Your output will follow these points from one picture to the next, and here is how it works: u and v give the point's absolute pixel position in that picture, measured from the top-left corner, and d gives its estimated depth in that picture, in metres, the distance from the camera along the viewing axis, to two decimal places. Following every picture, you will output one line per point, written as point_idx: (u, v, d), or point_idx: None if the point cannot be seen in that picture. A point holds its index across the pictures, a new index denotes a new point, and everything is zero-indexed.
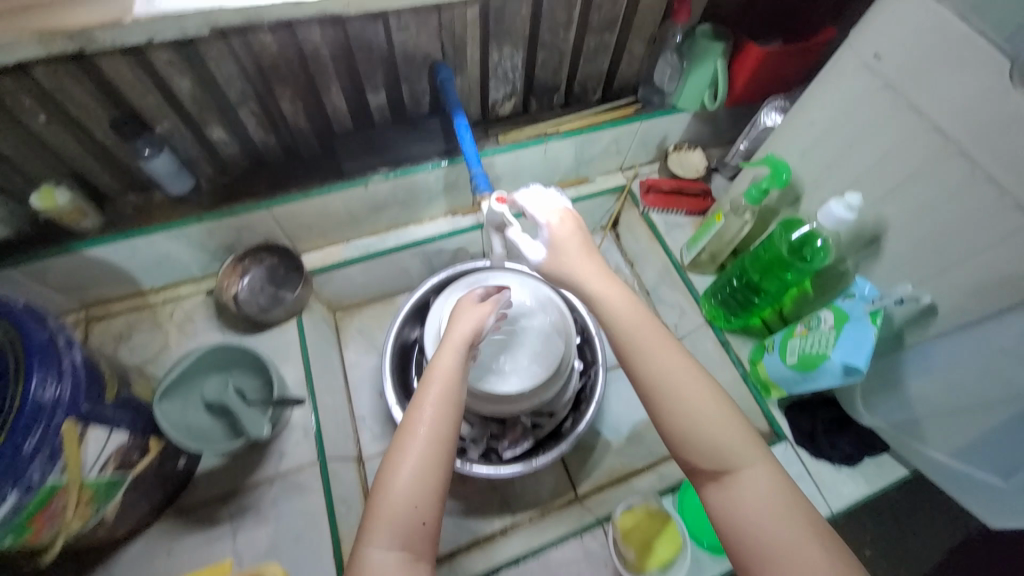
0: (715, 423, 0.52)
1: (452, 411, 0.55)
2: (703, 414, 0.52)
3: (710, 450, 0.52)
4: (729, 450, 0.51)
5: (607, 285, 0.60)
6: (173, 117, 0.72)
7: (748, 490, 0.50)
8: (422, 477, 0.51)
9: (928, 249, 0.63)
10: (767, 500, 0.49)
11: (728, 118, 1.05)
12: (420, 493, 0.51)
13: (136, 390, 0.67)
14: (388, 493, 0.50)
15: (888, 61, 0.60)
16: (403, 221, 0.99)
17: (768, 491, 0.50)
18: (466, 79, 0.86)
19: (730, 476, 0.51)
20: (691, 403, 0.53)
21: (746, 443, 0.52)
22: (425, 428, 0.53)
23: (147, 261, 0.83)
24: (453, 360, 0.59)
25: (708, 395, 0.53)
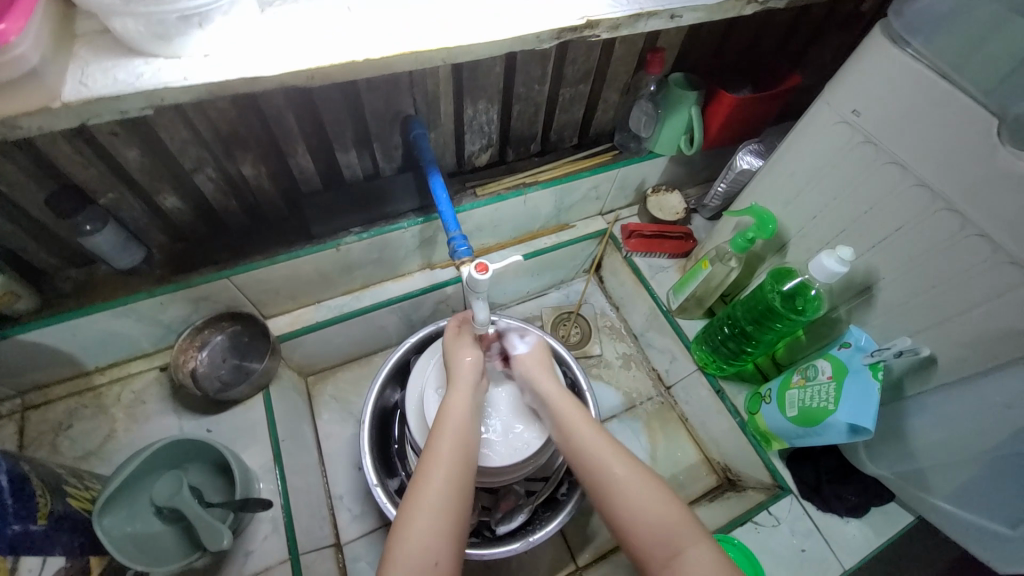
0: (651, 504, 0.54)
1: (466, 450, 0.60)
2: (639, 495, 0.55)
3: (653, 535, 0.52)
4: (669, 530, 0.52)
5: (557, 393, 0.69)
6: (121, 189, 0.67)
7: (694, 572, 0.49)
8: (434, 516, 0.53)
9: (923, 300, 0.62)
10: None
11: (703, 161, 1.05)
12: (434, 532, 0.52)
13: (73, 499, 0.57)
14: (401, 537, 0.51)
15: (867, 118, 0.61)
16: (379, 278, 0.94)
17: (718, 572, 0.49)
18: (440, 135, 0.83)
19: (678, 559, 0.50)
20: (629, 488, 0.55)
21: (686, 522, 0.53)
22: (439, 467, 0.56)
23: (91, 340, 0.74)
24: (467, 400, 0.66)
25: (643, 478, 0.56)
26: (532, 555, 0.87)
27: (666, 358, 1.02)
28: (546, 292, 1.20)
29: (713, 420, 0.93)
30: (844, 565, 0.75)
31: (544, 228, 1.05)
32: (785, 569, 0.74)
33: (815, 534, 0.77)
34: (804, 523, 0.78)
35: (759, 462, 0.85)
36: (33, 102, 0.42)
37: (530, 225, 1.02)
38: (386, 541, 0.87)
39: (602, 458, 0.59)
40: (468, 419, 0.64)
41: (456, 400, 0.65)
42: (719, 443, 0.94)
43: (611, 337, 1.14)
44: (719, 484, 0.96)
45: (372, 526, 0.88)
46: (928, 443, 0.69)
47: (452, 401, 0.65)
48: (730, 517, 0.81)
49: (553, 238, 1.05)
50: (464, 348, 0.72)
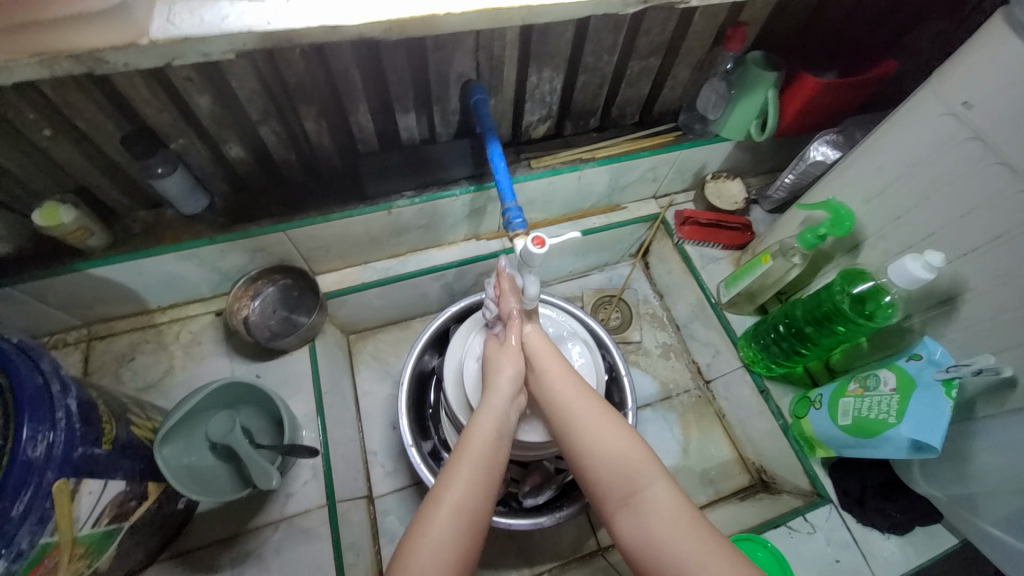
0: (613, 446, 0.58)
1: (486, 480, 0.58)
2: (602, 441, 0.59)
3: (612, 474, 0.56)
4: (627, 469, 0.56)
5: (539, 351, 0.69)
6: (190, 135, 0.69)
7: (648, 507, 0.53)
8: (440, 546, 0.52)
9: (1016, 317, 0.57)
10: (672, 517, 0.52)
11: (772, 149, 0.99)
12: (438, 561, 0.52)
13: (136, 428, 0.61)
14: (405, 560, 0.52)
15: (979, 111, 0.55)
16: (425, 245, 0.95)
17: (671, 507, 0.53)
18: (500, 102, 0.81)
19: (634, 495, 0.54)
20: (596, 435, 0.59)
21: (642, 459, 0.57)
22: (452, 492, 0.56)
23: (155, 280, 0.78)
24: (497, 422, 0.63)
25: (607, 425, 0.61)
26: (555, 531, 0.89)
27: (709, 353, 0.99)
28: (589, 274, 1.18)
29: (754, 420, 0.90)
30: None
31: (595, 207, 1.02)
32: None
33: (851, 546, 0.74)
34: (841, 534, 0.75)
35: (799, 468, 0.82)
36: (121, 37, 0.42)
37: (581, 202, 0.99)
38: (414, 500, 0.90)
39: (573, 409, 0.63)
40: (496, 447, 0.61)
41: (485, 422, 0.63)
42: (757, 444, 0.92)
43: (652, 325, 1.11)
44: (753, 484, 0.94)
45: (402, 484, 0.91)
46: (992, 467, 0.64)
47: (479, 421, 0.63)
48: (763, 519, 0.79)
49: (603, 218, 1.02)
50: (511, 355, 0.69)
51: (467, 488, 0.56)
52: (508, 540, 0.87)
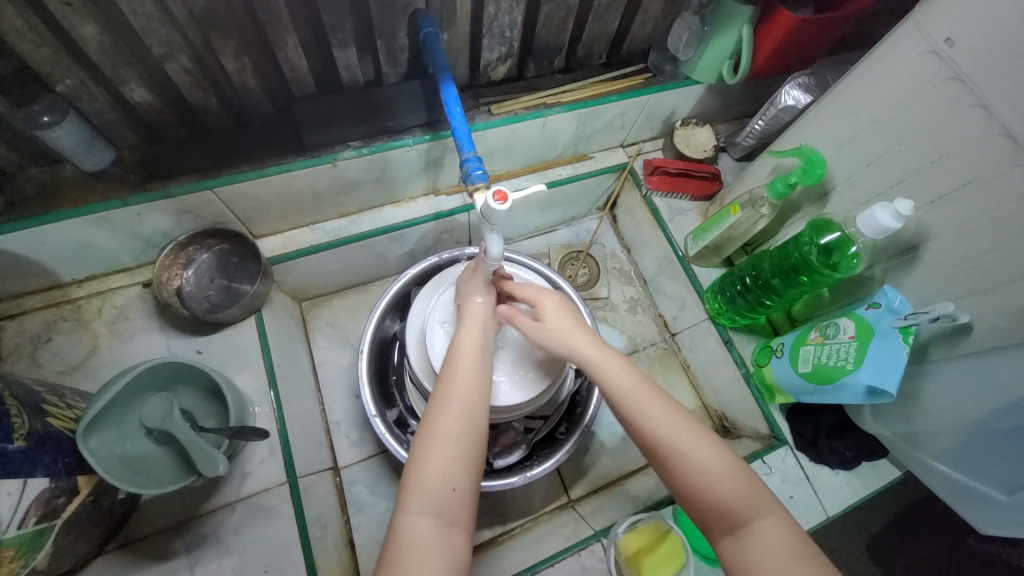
0: (720, 474, 0.50)
1: (481, 388, 0.57)
2: (708, 465, 0.50)
3: (717, 502, 0.49)
4: (738, 502, 0.49)
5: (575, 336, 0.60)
6: (80, 74, 0.57)
7: (760, 550, 0.46)
8: (453, 448, 0.52)
9: (974, 265, 0.58)
10: (782, 559, 0.45)
11: (742, 94, 0.95)
12: (452, 461, 0.51)
13: (55, 419, 0.54)
14: (420, 465, 0.51)
15: (961, 49, 0.52)
16: (379, 202, 0.87)
17: (780, 544, 0.46)
18: (453, 37, 0.71)
19: (744, 530, 0.48)
20: (697, 458, 0.50)
21: (755, 492, 0.49)
22: (457, 400, 0.55)
23: (62, 250, 0.68)
24: (479, 336, 0.62)
25: (710, 445, 0.52)
26: (526, 486, 0.90)
27: (675, 306, 0.99)
28: (556, 228, 1.14)
29: (717, 370, 0.92)
30: (827, 512, 0.77)
31: (560, 157, 0.96)
32: None
33: (804, 483, 0.79)
34: (795, 472, 0.79)
35: (759, 414, 0.85)
36: None
37: (546, 152, 0.93)
38: (382, 467, 0.88)
39: (669, 427, 0.52)
40: (480, 356, 0.60)
41: (467, 337, 0.62)
42: (719, 392, 0.94)
43: (620, 280, 1.10)
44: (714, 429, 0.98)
45: (369, 452, 0.89)
46: (937, 406, 0.67)
47: (464, 339, 0.61)
48: None
49: (569, 169, 0.97)
50: (475, 285, 0.67)
51: (473, 395, 0.56)
52: (480, 499, 0.88)
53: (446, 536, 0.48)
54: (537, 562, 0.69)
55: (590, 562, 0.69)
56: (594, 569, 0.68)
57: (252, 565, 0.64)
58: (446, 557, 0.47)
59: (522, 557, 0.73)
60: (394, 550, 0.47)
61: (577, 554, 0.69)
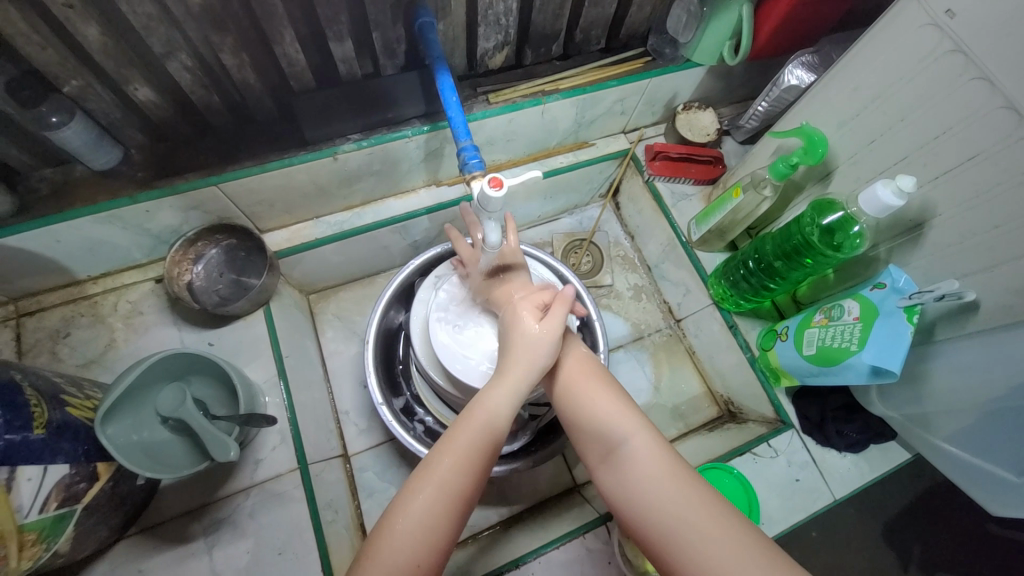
0: (603, 406, 0.57)
1: (476, 462, 0.53)
2: (587, 398, 0.58)
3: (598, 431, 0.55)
4: (614, 426, 0.55)
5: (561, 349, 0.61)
6: (85, 75, 0.58)
7: (635, 466, 0.52)
8: (425, 524, 0.49)
9: (980, 242, 0.57)
10: (653, 471, 0.51)
11: (745, 75, 0.93)
12: (420, 538, 0.48)
13: (74, 409, 0.56)
14: (387, 536, 0.48)
15: (962, 20, 0.51)
16: (381, 194, 0.88)
17: (654, 459, 0.52)
18: (449, 26, 0.71)
19: (619, 451, 0.53)
20: (584, 397, 0.58)
21: (630, 415, 0.55)
22: (445, 473, 0.51)
23: (76, 248, 0.70)
24: (512, 400, 0.56)
25: (587, 381, 0.59)
26: (532, 472, 0.91)
27: (680, 292, 0.99)
28: (559, 217, 1.14)
29: (722, 354, 0.92)
30: (834, 496, 0.77)
31: (561, 145, 0.96)
32: (777, 496, 0.75)
33: (810, 467, 0.78)
34: (801, 456, 0.79)
35: (765, 398, 0.85)
36: None
37: (546, 140, 0.93)
38: (391, 455, 0.90)
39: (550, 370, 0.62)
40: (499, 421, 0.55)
41: (491, 401, 0.56)
42: (725, 377, 0.94)
43: (624, 267, 1.09)
44: (720, 414, 0.97)
45: (378, 440, 0.91)
46: (945, 387, 0.66)
47: (489, 403, 0.55)
48: (729, 447, 0.82)
49: (570, 157, 0.96)
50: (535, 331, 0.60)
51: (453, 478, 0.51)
52: (487, 485, 0.89)
53: None
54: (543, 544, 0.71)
55: (594, 544, 0.70)
56: (598, 552, 0.70)
57: (266, 548, 0.66)
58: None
59: (526, 542, 0.74)
60: None
61: (582, 536, 0.71)
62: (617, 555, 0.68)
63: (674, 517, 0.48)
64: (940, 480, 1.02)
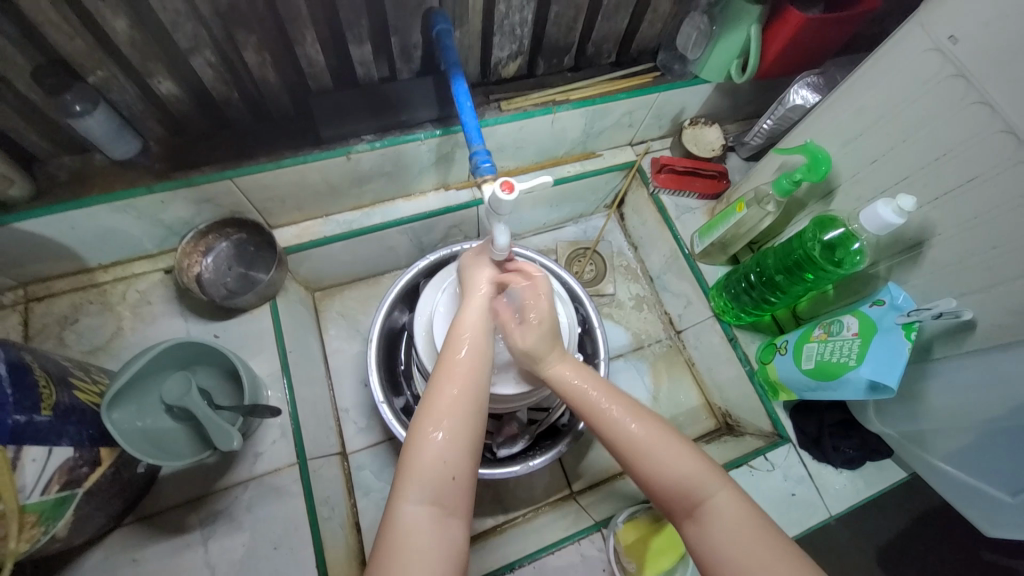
0: (682, 463, 0.52)
1: (482, 373, 0.58)
2: (665, 450, 0.53)
3: (675, 489, 0.51)
4: (695, 483, 0.51)
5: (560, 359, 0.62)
6: (111, 66, 0.60)
7: (718, 525, 0.48)
8: (452, 426, 0.53)
9: (977, 264, 0.58)
10: (738, 531, 0.48)
11: (751, 93, 0.95)
12: (451, 446, 0.52)
13: (80, 393, 0.57)
14: (417, 450, 0.52)
15: (964, 46, 0.53)
16: (390, 196, 0.89)
17: (738, 521, 0.48)
18: (466, 34, 0.73)
19: (702, 510, 0.50)
20: (651, 445, 0.53)
21: (711, 473, 0.52)
22: (457, 388, 0.56)
23: (89, 235, 0.71)
24: (483, 317, 0.63)
25: (659, 434, 0.54)
26: (530, 478, 0.91)
27: (681, 303, 1.00)
28: (563, 226, 1.15)
29: (722, 367, 0.93)
30: (829, 511, 0.77)
31: (569, 154, 0.98)
32: (773, 509, 0.76)
33: (805, 480, 0.78)
34: (798, 470, 0.79)
35: (763, 411, 0.85)
36: None
37: (554, 149, 0.94)
38: (389, 454, 0.90)
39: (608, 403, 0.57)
40: (480, 337, 0.61)
41: (468, 320, 0.62)
42: (723, 389, 0.95)
43: (626, 277, 1.11)
44: (718, 427, 0.98)
45: (376, 439, 0.91)
46: (941, 405, 0.67)
47: (465, 318, 0.62)
48: (727, 459, 0.83)
49: (578, 166, 0.98)
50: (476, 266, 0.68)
51: (468, 401, 0.55)
52: (483, 488, 0.89)
53: (445, 524, 0.49)
54: (538, 549, 0.71)
55: (590, 551, 0.70)
56: (594, 558, 0.70)
57: (262, 542, 0.66)
58: (446, 546, 0.48)
59: (522, 545, 0.74)
60: (389, 538, 0.48)
61: (578, 542, 0.71)
62: (613, 562, 0.68)
63: None
64: (932, 500, 1.05)
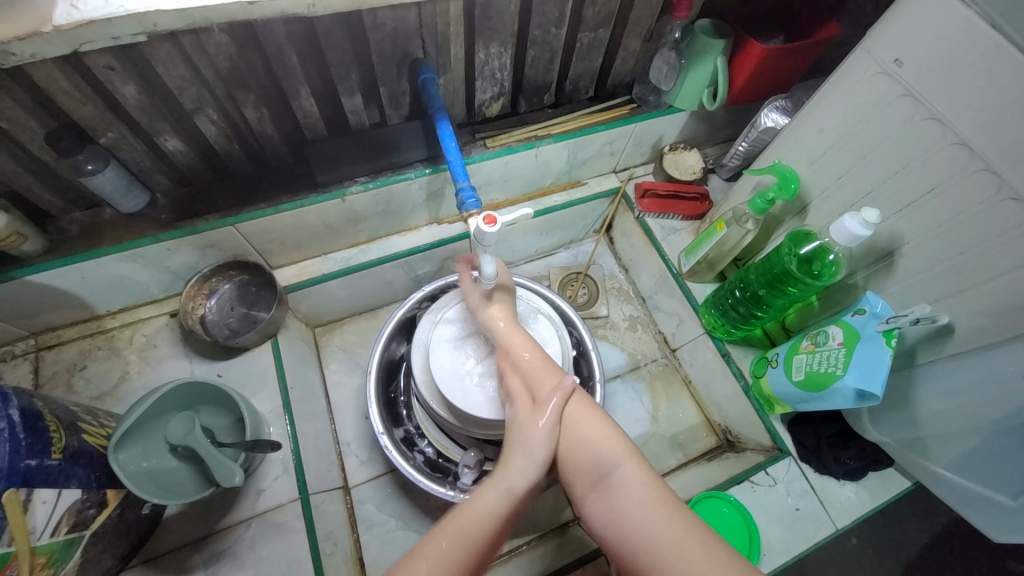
0: (592, 434, 0.58)
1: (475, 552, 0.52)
2: (582, 426, 0.59)
3: (587, 460, 0.57)
4: (604, 453, 0.57)
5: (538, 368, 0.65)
6: (121, 128, 0.65)
7: (623, 491, 0.54)
8: None
9: (946, 270, 0.61)
10: (643, 496, 0.53)
11: (725, 118, 1.00)
12: None
13: (88, 436, 0.59)
14: None
15: (909, 69, 0.57)
16: (385, 232, 0.93)
17: (643, 489, 0.54)
18: (450, 81, 0.78)
19: (609, 479, 0.55)
20: (564, 421, 0.60)
21: (619, 442, 0.57)
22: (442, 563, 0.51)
23: (98, 283, 0.75)
24: (509, 493, 0.56)
25: (573, 412, 0.60)
26: (533, 504, 0.91)
27: (673, 322, 1.02)
28: (555, 252, 1.19)
29: (718, 383, 0.93)
30: (835, 525, 0.76)
31: (555, 184, 1.02)
32: (777, 525, 0.75)
33: (809, 494, 0.78)
34: (800, 484, 0.79)
35: (761, 426, 0.86)
36: None
37: (540, 181, 0.99)
38: (391, 486, 0.90)
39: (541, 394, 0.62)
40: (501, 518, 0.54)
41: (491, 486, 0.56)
42: (721, 406, 0.95)
43: (619, 299, 1.13)
44: (719, 444, 0.98)
45: (378, 471, 0.91)
46: (933, 410, 0.68)
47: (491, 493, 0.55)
48: (727, 476, 0.83)
49: (564, 195, 1.02)
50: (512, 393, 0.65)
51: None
52: None
53: None
54: None
55: None
56: None
57: None
58: None
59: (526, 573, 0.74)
60: None
61: None
62: None
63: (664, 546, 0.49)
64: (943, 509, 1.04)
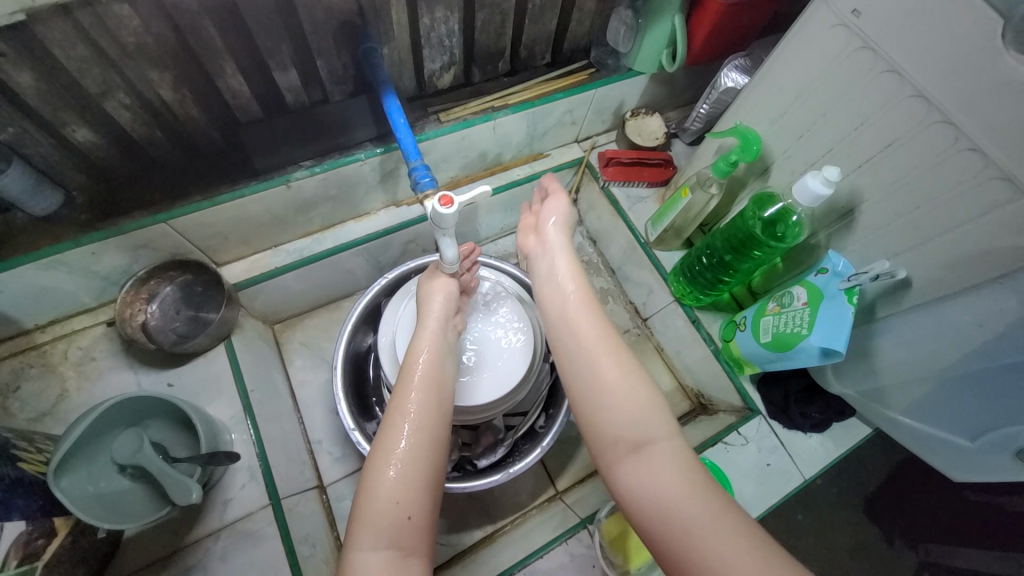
0: (627, 404, 0.53)
1: (439, 403, 0.55)
2: (621, 393, 0.53)
3: (622, 429, 0.51)
4: (642, 425, 0.51)
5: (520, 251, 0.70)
6: (21, 121, 0.57)
7: (664, 463, 0.48)
8: (407, 465, 0.50)
9: (906, 224, 0.61)
10: (681, 470, 0.48)
11: (686, 80, 0.98)
12: (405, 487, 0.49)
13: (25, 463, 0.54)
14: (371, 490, 0.48)
15: (867, 19, 0.55)
16: (340, 219, 0.88)
17: (682, 468, 0.48)
18: (394, 51, 0.72)
19: (647, 448, 0.50)
20: (602, 387, 0.55)
21: (660, 417, 0.52)
22: (412, 419, 0.53)
23: (18, 297, 0.67)
24: (439, 343, 0.62)
25: (610, 371, 0.55)
26: (514, 483, 0.91)
27: (643, 292, 1.02)
28: None
29: (689, 349, 0.95)
30: (803, 475, 0.79)
31: (517, 158, 0.98)
32: (750, 481, 0.77)
33: (779, 449, 0.80)
34: (771, 440, 0.81)
35: (732, 387, 0.87)
36: None
37: (501, 155, 0.95)
38: None
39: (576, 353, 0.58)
40: (440, 362, 0.60)
41: (424, 344, 0.60)
42: (693, 371, 0.97)
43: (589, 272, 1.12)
44: (692, 408, 1.00)
45: (354, 467, 0.89)
46: (892, 361, 0.70)
47: (421, 345, 0.60)
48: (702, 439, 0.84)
49: (527, 169, 0.99)
50: (441, 284, 0.68)
51: (425, 433, 0.52)
52: (468, 502, 0.89)
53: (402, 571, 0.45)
54: (527, 555, 0.71)
55: (577, 549, 0.71)
56: (582, 555, 0.70)
57: None
58: None
59: (512, 552, 0.74)
60: None
61: (566, 542, 0.71)
62: (600, 557, 0.69)
63: (703, 531, 0.43)
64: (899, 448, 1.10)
